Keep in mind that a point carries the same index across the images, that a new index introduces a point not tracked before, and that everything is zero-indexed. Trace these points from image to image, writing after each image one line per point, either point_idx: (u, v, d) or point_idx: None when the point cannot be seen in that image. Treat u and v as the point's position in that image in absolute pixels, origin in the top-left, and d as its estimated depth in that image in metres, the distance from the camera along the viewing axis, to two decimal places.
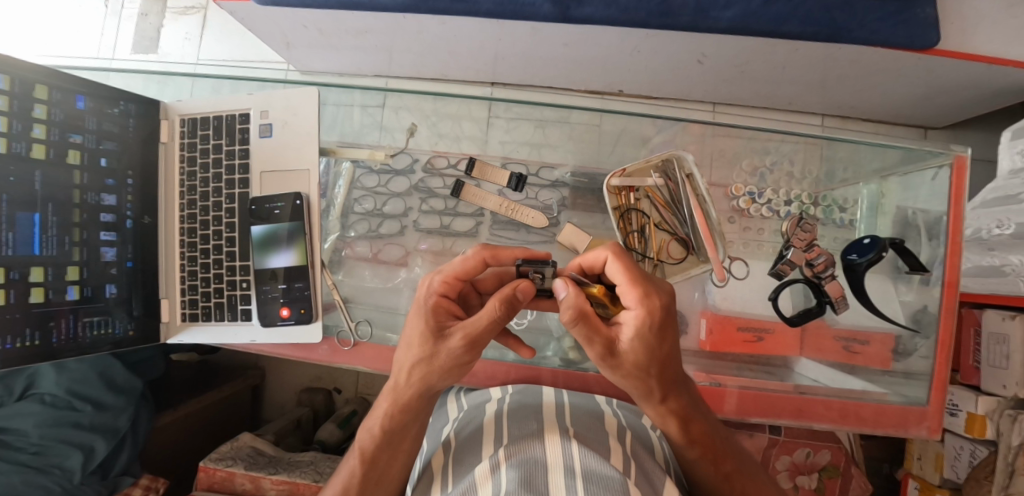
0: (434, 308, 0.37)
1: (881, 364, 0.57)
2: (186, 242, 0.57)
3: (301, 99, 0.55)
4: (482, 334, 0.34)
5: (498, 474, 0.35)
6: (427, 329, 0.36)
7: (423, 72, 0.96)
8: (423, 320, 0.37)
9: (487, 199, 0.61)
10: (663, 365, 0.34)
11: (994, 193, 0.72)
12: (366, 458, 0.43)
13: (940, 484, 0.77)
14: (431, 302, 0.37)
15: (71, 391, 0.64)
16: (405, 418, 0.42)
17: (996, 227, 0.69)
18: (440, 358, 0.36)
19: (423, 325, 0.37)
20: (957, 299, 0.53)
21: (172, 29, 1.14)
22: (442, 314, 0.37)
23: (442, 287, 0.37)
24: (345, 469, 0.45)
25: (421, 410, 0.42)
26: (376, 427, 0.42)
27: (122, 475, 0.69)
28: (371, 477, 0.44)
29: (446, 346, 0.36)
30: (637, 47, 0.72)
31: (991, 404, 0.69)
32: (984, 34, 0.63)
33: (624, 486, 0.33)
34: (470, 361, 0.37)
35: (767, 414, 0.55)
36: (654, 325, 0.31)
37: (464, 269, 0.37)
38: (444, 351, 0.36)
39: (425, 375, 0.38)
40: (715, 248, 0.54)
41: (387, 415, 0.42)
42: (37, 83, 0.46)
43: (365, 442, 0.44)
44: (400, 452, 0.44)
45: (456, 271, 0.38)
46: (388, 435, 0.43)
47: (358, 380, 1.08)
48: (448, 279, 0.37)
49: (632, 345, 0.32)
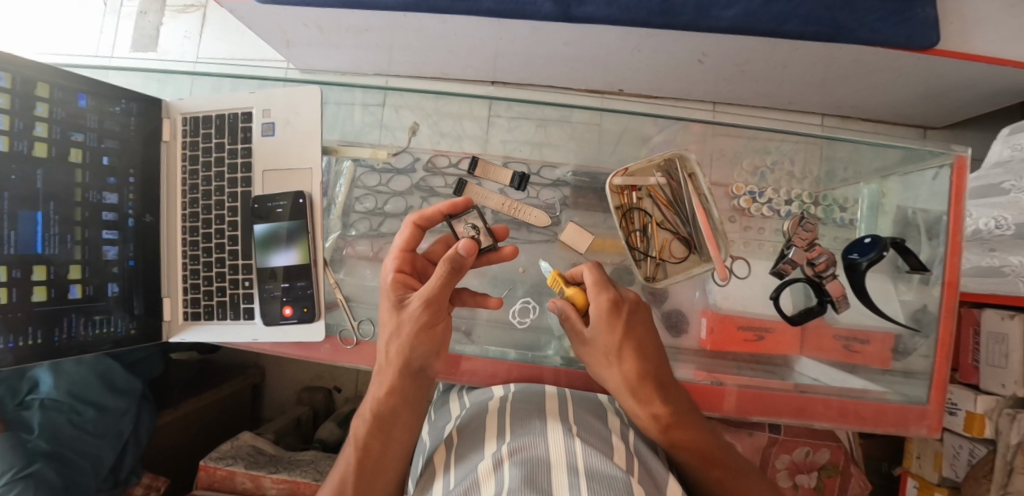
0: (395, 282, 0.47)
1: (880, 364, 0.57)
2: (189, 241, 0.58)
3: (304, 97, 0.55)
4: (433, 293, 0.42)
5: (501, 471, 0.35)
6: (391, 302, 0.45)
7: (423, 71, 0.96)
8: (388, 296, 0.46)
9: (490, 197, 0.60)
10: (634, 330, 0.45)
11: (978, 182, 0.73)
12: (360, 445, 0.44)
13: (939, 482, 0.78)
14: (390, 278, 0.47)
15: (75, 394, 0.64)
16: (393, 400, 0.45)
17: (996, 227, 0.68)
18: (405, 324, 0.44)
19: (388, 300, 0.46)
20: (957, 298, 0.53)
21: (172, 27, 1.14)
22: (398, 287, 0.46)
23: (395, 263, 0.48)
24: (344, 460, 0.45)
25: (407, 389, 0.45)
26: (368, 410, 0.45)
27: (131, 476, 0.71)
28: (366, 466, 0.44)
29: (407, 313, 0.43)
30: (639, 46, 0.72)
31: (989, 403, 0.69)
32: (985, 35, 0.63)
33: (627, 486, 0.33)
34: (433, 323, 0.44)
35: (767, 413, 0.54)
36: (599, 308, 0.45)
37: (406, 240, 0.48)
38: (405, 317, 0.43)
39: (401, 346, 0.44)
40: (716, 246, 0.52)
41: (376, 398, 0.45)
42: (38, 81, 0.46)
43: (359, 430, 0.45)
44: (393, 441, 0.45)
45: (403, 245, 0.48)
46: (378, 421, 0.44)
47: (358, 379, 1.08)
48: (398, 254, 0.48)
49: (601, 308, 0.45)
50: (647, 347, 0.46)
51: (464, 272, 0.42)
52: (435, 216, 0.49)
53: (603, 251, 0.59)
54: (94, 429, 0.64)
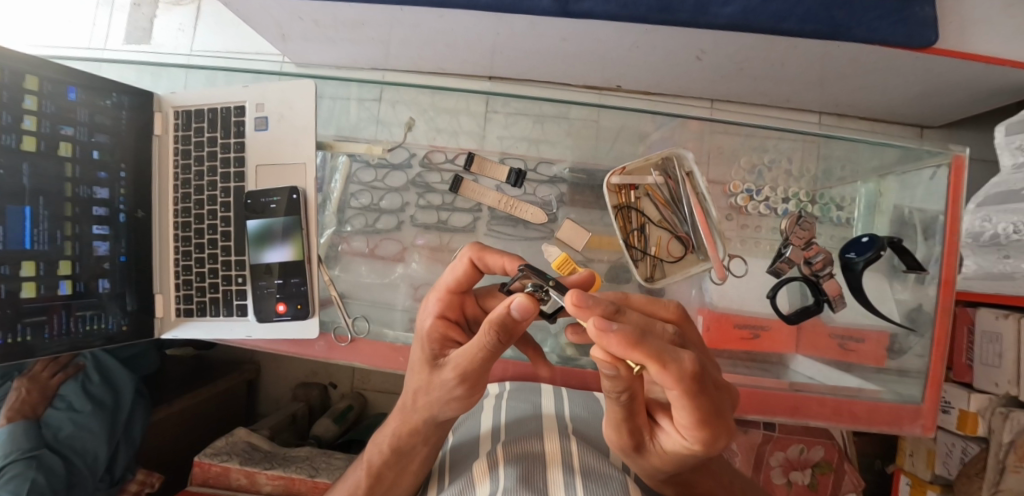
0: (431, 331, 0.34)
1: (875, 362, 0.57)
2: (181, 237, 0.57)
3: (298, 92, 0.54)
4: (472, 367, 0.29)
5: (496, 472, 0.34)
6: (423, 357, 0.34)
7: (420, 65, 0.95)
8: (422, 346, 0.34)
9: (486, 194, 0.61)
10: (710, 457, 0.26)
11: (998, 187, 0.67)
12: (372, 472, 0.41)
13: (932, 480, 0.79)
14: (427, 325, 0.35)
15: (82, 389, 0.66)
16: (413, 440, 0.39)
17: (1015, 232, 0.63)
18: (437, 389, 0.32)
19: (422, 349, 0.34)
20: (952, 298, 0.53)
21: (166, 20, 1.12)
22: (437, 339, 0.34)
23: (438, 306, 0.35)
24: (353, 478, 0.43)
25: (431, 433, 0.39)
26: (385, 443, 0.40)
27: (127, 474, 0.70)
28: (377, 491, 0.41)
29: (439, 376, 0.32)
30: (637, 42, 0.71)
31: (983, 402, 0.70)
32: (982, 34, 0.63)
33: (624, 486, 0.33)
34: (472, 393, 0.32)
35: (763, 412, 0.55)
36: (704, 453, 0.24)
37: (456, 280, 0.36)
38: (438, 381, 0.32)
39: (429, 405, 0.34)
40: (714, 245, 0.53)
41: (395, 437, 0.39)
42: (27, 73, 0.45)
43: (372, 456, 0.42)
44: (407, 470, 0.42)
45: (450, 283, 0.36)
46: (395, 455, 0.40)
47: (353, 375, 1.07)
48: (444, 294, 0.36)
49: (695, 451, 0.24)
50: (677, 452, 0.27)
51: (516, 339, 0.27)
52: (496, 258, 0.35)
53: (600, 248, 0.59)
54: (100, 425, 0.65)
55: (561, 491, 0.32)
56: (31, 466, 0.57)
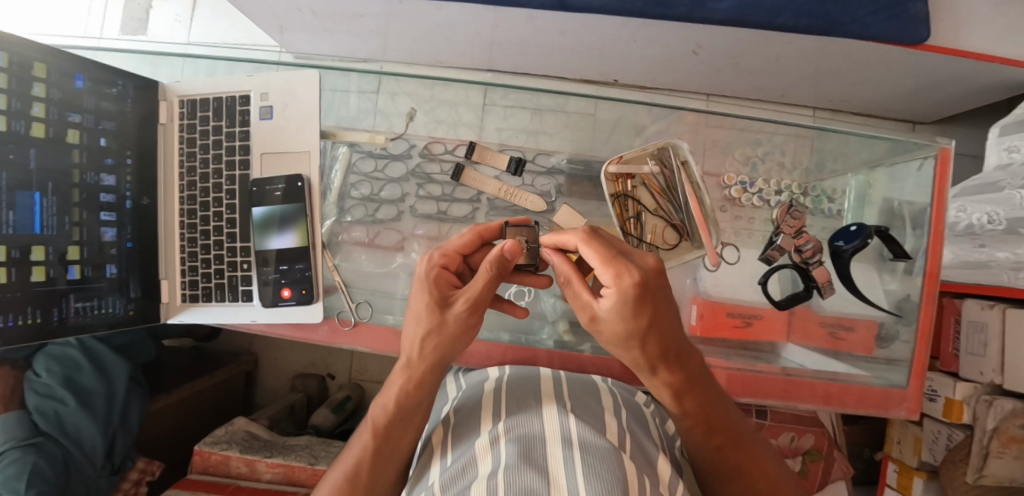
0: (437, 280, 0.40)
1: (864, 350, 0.59)
2: (186, 223, 0.58)
3: (302, 81, 0.55)
4: (480, 297, 0.37)
5: (497, 448, 0.36)
6: (431, 300, 0.39)
7: (419, 59, 0.96)
8: (427, 291, 0.39)
9: (487, 183, 0.62)
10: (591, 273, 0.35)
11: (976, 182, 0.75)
12: (378, 433, 0.43)
13: (919, 466, 0.81)
14: (432, 275, 0.40)
15: (69, 378, 0.64)
16: (419, 393, 0.43)
17: (988, 222, 0.71)
18: (448, 327, 0.39)
19: (427, 296, 0.39)
20: (936, 288, 0.55)
21: (162, 11, 1.12)
22: (441, 285, 0.40)
23: (443, 260, 0.41)
24: (357, 444, 0.44)
25: (434, 383, 0.43)
26: (391, 401, 0.43)
27: (125, 462, 0.70)
28: (384, 451, 0.43)
29: (451, 314, 0.38)
30: (634, 36, 0.72)
31: (968, 390, 0.72)
32: (970, 32, 0.65)
33: (618, 458, 0.33)
34: (476, 326, 0.40)
35: (750, 395, 0.57)
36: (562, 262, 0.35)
37: (462, 242, 0.42)
38: (450, 319, 0.38)
39: (437, 347, 0.40)
40: (708, 234, 0.54)
41: (402, 391, 0.42)
42: (35, 61, 0.45)
43: (377, 417, 0.43)
44: (410, 427, 0.44)
45: (454, 245, 0.42)
46: (399, 411, 0.43)
47: (353, 364, 1.09)
48: (448, 252, 0.41)
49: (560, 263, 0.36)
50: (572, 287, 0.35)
51: (507, 275, 0.37)
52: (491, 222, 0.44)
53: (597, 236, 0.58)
54: (88, 413, 0.64)
55: (560, 465, 0.33)
56: (29, 454, 0.58)
